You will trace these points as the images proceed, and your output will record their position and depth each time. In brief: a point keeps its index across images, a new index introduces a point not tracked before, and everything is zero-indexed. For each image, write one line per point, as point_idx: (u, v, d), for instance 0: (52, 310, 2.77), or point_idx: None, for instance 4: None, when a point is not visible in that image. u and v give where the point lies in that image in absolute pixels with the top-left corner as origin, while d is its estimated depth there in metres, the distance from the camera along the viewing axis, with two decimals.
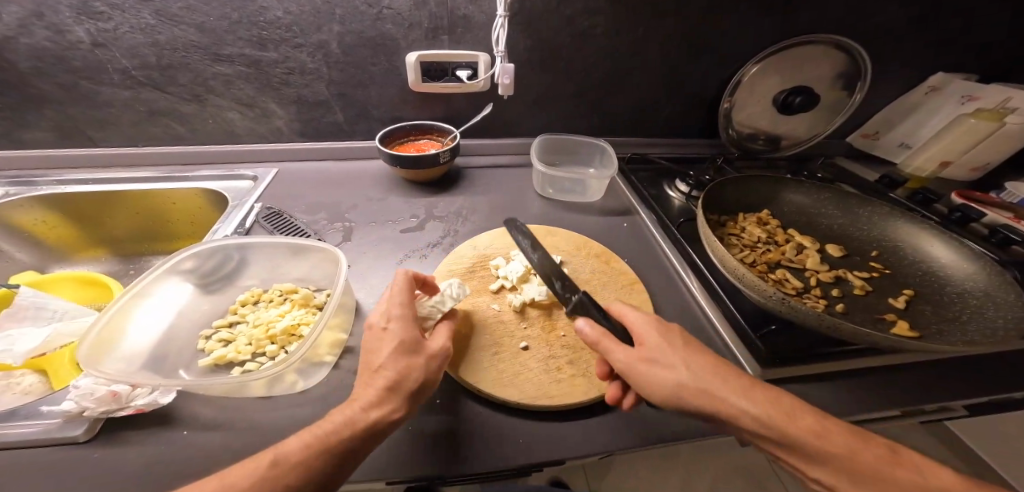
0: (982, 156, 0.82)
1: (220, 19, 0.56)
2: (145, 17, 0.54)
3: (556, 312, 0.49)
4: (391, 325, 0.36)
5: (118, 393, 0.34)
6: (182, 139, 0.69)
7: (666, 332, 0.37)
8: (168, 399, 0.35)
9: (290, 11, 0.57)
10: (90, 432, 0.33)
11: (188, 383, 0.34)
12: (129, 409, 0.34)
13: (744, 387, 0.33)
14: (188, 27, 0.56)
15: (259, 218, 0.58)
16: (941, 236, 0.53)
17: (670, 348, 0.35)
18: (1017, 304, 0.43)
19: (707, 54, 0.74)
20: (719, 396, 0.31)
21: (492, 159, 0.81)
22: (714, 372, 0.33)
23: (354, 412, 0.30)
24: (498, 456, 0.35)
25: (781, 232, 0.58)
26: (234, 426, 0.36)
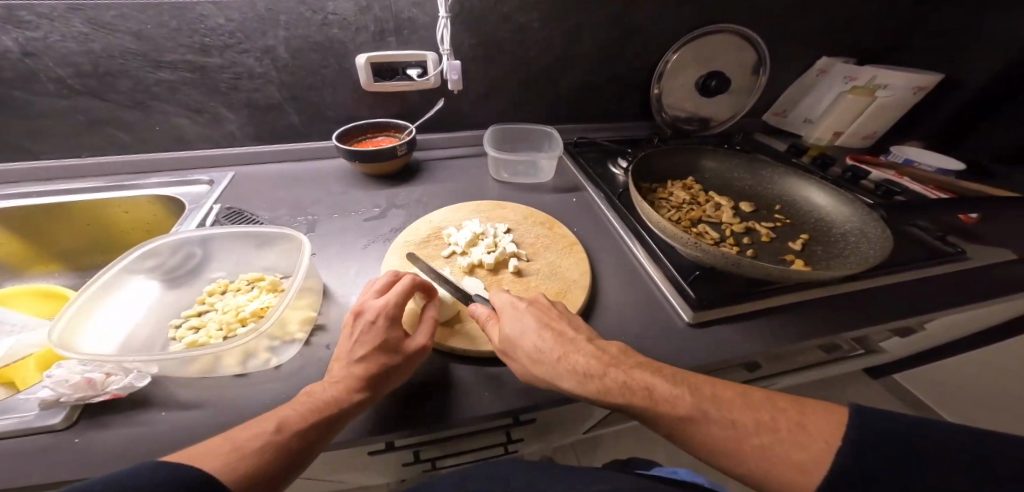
0: (866, 127, 0.96)
1: (158, 26, 0.58)
2: (76, 26, 0.55)
3: (502, 272, 0.55)
4: (380, 321, 0.40)
5: (94, 380, 0.38)
6: (127, 146, 0.69)
7: (521, 318, 0.42)
8: (144, 382, 0.40)
9: (232, 18, 0.60)
10: (68, 420, 0.37)
11: (169, 356, 0.39)
12: (106, 395, 0.38)
13: (577, 358, 0.38)
14: (124, 35, 0.57)
15: (219, 217, 0.61)
16: (828, 188, 0.63)
17: (512, 337, 0.40)
18: (883, 236, 0.52)
19: (633, 45, 0.83)
20: (547, 375, 0.38)
21: (449, 151, 0.85)
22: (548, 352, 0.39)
23: (341, 394, 0.36)
24: (467, 409, 0.40)
25: (702, 194, 0.66)
26: (214, 403, 0.40)
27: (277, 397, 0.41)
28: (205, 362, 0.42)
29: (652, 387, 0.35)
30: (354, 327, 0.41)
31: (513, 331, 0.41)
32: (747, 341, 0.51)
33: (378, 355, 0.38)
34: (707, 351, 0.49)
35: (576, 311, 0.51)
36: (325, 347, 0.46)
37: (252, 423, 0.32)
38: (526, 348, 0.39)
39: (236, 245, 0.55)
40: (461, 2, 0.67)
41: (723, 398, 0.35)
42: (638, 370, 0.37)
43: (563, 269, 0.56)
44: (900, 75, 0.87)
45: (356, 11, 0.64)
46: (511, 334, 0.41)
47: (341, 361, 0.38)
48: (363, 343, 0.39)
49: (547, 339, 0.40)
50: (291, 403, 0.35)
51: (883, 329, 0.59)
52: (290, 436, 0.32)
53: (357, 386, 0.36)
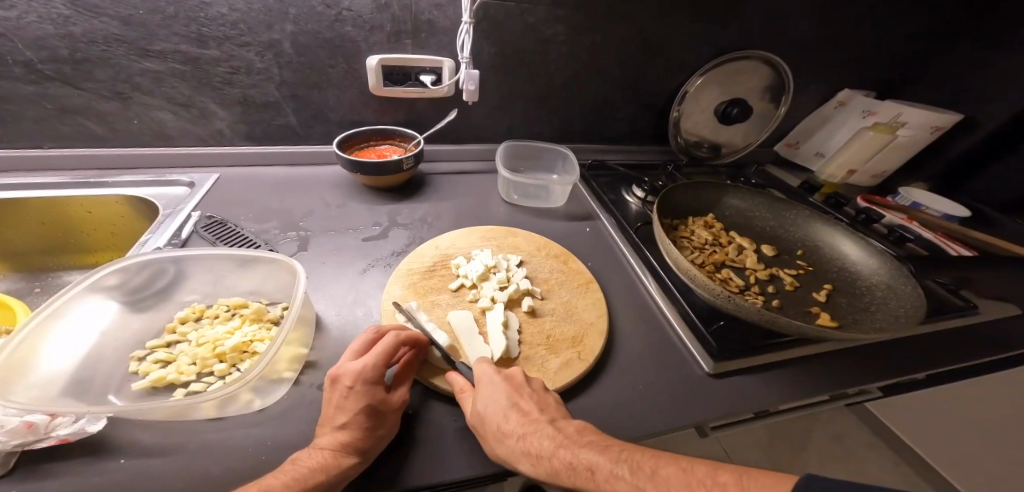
0: (878, 166, 0.96)
1: (151, 12, 0.51)
2: (57, 7, 0.48)
3: (513, 312, 0.51)
4: (358, 384, 0.35)
5: (36, 424, 0.31)
6: (99, 140, 0.61)
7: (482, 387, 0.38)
8: (98, 427, 0.34)
9: (236, 8, 0.53)
10: (2, 468, 0.31)
11: (125, 409, 0.32)
12: (50, 441, 0.31)
13: (510, 458, 0.34)
14: (111, 20, 0.50)
15: (198, 227, 0.54)
16: (852, 236, 0.61)
17: (474, 412, 0.36)
18: (913, 294, 0.50)
19: (660, 66, 0.79)
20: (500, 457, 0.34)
21: (456, 166, 0.80)
22: (497, 425, 0.35)
23: (325, 462, 0.30)
24: (481, 467, 0.36)
25: (724, 234, 0.63)
26: (181, 450, 0.34)
27: (265, 447, 0.35)
28: (172, 410, 0.35)
29: (590, 462, 0.31)
30: (330, 393, 0.35)
31: (477, 406, 0.37)
32: (775, 396, 0.48)
33: (363, 416, 0.33)
34: (735, 405, 0.45)
35: (595, 360, 0.46)
36: (316, 388, 0.41)
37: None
38: (491, 425, 0.35)
39: (215, 264, 0.48)
40: (487, 9, 0.63)
41: (666, 477, 0.29)
42: (584, 448, 0.32)
43: (578, 309, 0.53)
44: (920, 113, 0.87)
45: (372, 10, 0.58)
46: (477, 409, 0.36)
47: (322, 429, 0.33)
48: (346, 408, 0.34)
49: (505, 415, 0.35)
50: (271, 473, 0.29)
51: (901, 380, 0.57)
52: None
53: (345, 450, 0.31)
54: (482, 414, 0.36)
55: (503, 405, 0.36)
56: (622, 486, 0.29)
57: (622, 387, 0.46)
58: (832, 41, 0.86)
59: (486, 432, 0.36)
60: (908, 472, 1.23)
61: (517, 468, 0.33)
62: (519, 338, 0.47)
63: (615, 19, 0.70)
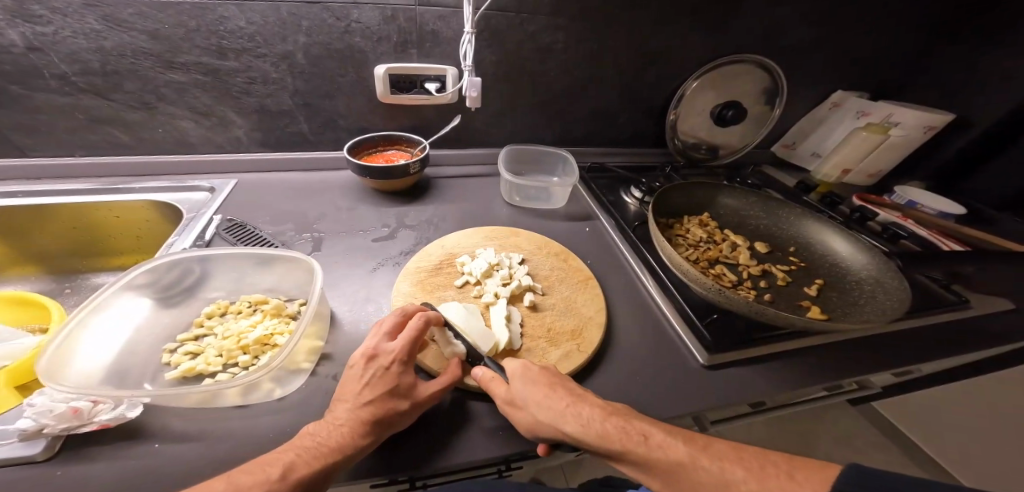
0: (873, 165, 0.98)
1: (174, 26, 0.55)
2: (90, 23, 0.52)
3: (515, 307, 0.53)
4: (393, 366, 0.38)
5: (80, 410, 0.34)
6: (126, 148, 0.65)
7: (528, 368, 0.41)
8: (135, 413, 0.37)
9: (252, 21, 0.57)
10: (50, 450, 0.34)
11: (160, 393, 0.36)
12: (93, 425, 0.35)
13: (557, 427, 0.36)
14: (138, 34, 0.54)
15: (220, 230, 0.58)
16: (842, 233, 0.63)
17: (521, 384, 0.39)
18: (899, 288, 0.53)
19: (657, 70, 0.82)
20: (547, 421, 0.36)
21: (461, 170, 0.83)
22: (550, 394, 0.38)
23: (343, 439, 0.33)
24: (485, 449, 0.39)
25: (718, 232, 0.66)
26: (212, 435, 0.37)
27: (287, 431, 0.38)
28: (203, 395, 0.38)
29: (645, 430, 0.35)
30: (367, 369, 0.38)
31: (526, 380, 0.40)
32: (766, 385, 0.50)
33: (389, 400, 0.36)
34: (727, 396, 0.48)
35: (593, 352, 0.49)
36: (332, 378, 0.44)
37: (255, 468, 0.30)
38: (540, 394, 0.38)
39: (237, 263, 0.52)
40: (488, 19, 0.66)
41: (717, 450, 0.33)
42: (634, 419, 0.36)
43: (577, 304, 0.55)
44: (912, 114, 0.89)
45: (380, 21, 0.62)
46: (522, 384, 0.39)
47: (349, 402, 0.36)
48: (375, 387, 0.37)
49: (558, 389, 0.39)
50: (293, 444, 0.32)
51: (892, 374, 0.59)
52: (291, 485, 0.29)
53: (362, 431, 0.34)
54: (524, 392, 0.38)
55: (545, 387, 0.39)
56: (676, 450, 0.33)
57: (618, 376, 0.48)
58: (826, 44, 0.88)
59: (524, 409, 0.38)
60: (914, 470, 1.23)
61: (564, 427, 0.35)
62: (521, 332, 0.50)
63: (611, 26, 0.73)
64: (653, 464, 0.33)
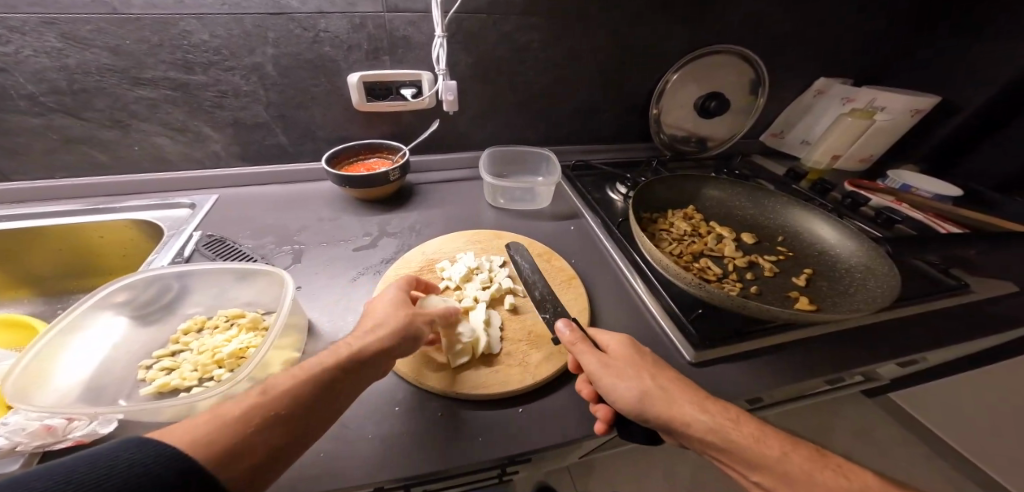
0: (864, 150, 0.96)
1: (137, 42, 0.55)
2: (50, 41, 0.52)
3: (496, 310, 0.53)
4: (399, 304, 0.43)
5: (54, 426, 0.34)
6: (106, 168, 0.65)
7: (641, 352, 0.40)
8: (109, 428, 0.37)
9: (216, 34, 0.57)
10: (27, 467, 0.34)
11: (130, 409, 0.35)
12: (68, 441, 0.35)
13: (688, 410, 0.34)
14: (100, 51, 0.54)
15: (199, 246, 0.57)
16: (829, 220, 0.62)
17: (639, 364, 0.38)
18: (889, 275, 0.51)
19: (635, 64, 0.81)
20: (674, 404, 0.35)
21: (444, 174, 0.83)
22: (678, 384, 0.37)
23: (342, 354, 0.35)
24: (461, 457, 0.37)
25: (703, 225, 0.65)
26: None
27: None
28: (178, 410, 0.38)
29: (791, 441, 0.33)
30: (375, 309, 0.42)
31: (643, 361, 0.39)
32: (758, 379, 0.48)
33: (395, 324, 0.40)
34: (717, 393, 0.46)
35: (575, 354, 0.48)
36: None
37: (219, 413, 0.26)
38: (665, 379, 0.37)
39: (213, 278, 0.51)
40: (459, 22, 0.66)
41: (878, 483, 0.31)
42: (771, 428, 0.34)
43: (559, 305, 0.54)
44: (898, 99, 0.87)
45: (349, 29, 0.62)
46: (637, 364, 0.38)
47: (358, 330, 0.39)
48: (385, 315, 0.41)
49: (682, 380, 0.38)
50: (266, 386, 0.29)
51: (894, 363, 0.57)
52: (285, 396, 0.29)
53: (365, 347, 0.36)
54: (643, 369, 0.38)
55: (667, 375, 0.38)
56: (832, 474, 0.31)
57: None
58: (808, 29, 0.86)
59: (638, 382, 0.36)
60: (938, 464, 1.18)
61: (699, 416, 0.34)
62: (502, 335, 0.49)
63: (584, 22, 0.72)
64: (799, 478, 0.31)
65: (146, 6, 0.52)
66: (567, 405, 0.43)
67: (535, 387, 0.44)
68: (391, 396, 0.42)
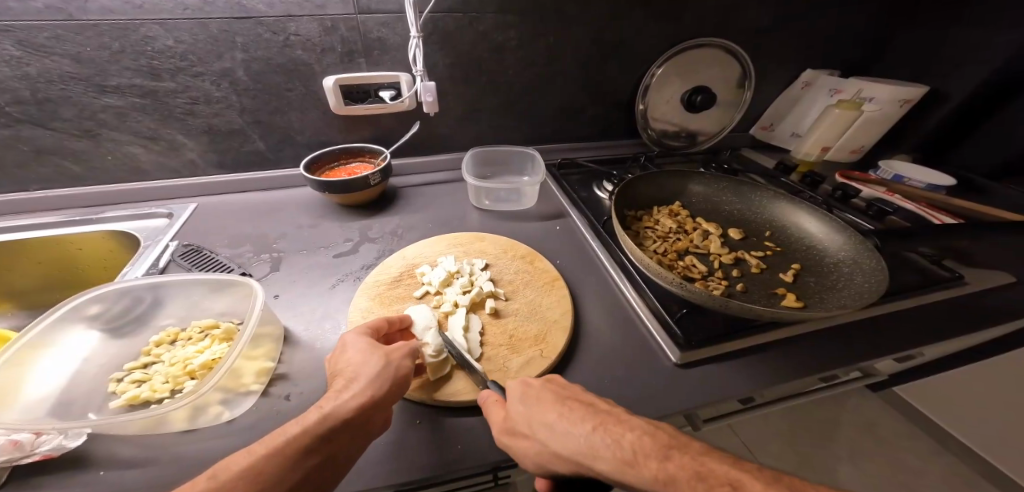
0: (855, 141, 0.95)
1: (98, 48, 0.53)
2: (7, 49, 0.51)
3: (477, 315, 0.52)
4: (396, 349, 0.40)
5: (20, 441, 0.33)
6: (80, 179, 0.64)
7: (532, 392, 0.37)
8: (78, 441, 0.35)
9: (181, 39, 0.56)
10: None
11: (98, 423, 0.33)
12: (34, 457, 0.33)
13: (588, 466, 0.31)
14: (61, 58, 0.53)
15: (174, 256, 0.56)
16: (816, 214, 0.61)
17: (530, 411, 0.35)
18: (877, 269, 0.50)
19: (617, 59, 0.80)
20: (574, 457, 0.32)
21: (428, 177, 0.82)
22: (573, 425, 0.33)
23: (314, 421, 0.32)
24: (437, 466, 0.36)
25: (689, 221, 0.64)
26: (156, 461, 0.35)
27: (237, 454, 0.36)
28: (149, 422, 0.36)
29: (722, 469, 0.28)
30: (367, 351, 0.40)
31: (534, 407, 0.35)
32: (748, 378, 0.47)
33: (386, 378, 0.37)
34: (705, 393, 0.45)
35: (556, 357, 0.47)
36: (285, 399, 0.41)
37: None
38: (557, 423, 0.34)
39: (186, 290, 0.50)
40: (434, 22, 0.65)
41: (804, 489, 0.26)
42: (685, 449, 0.30)
43: (542, 307, 0.53)
44: (885, 88, 0.86)
45: (320, 32, 0.61)
46: (528, 413, 0.35)
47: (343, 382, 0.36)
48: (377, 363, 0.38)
49: (576, 415, 0.34)
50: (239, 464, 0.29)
51: (891, 357, 0.55)
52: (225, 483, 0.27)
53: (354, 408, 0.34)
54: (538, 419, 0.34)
55: (558, 413, 0.34)
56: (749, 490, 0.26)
57: (584, 381, 0.46)
58: (792, 18, 0.85)
59: (532, 436, 0.34)
60: (944, 457, 1.16)
61: (596, 466, 0.30)
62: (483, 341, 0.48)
63: (561, 17, 0.71)
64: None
65: (105, 12, 0.51)
66: None
67: None
68: None
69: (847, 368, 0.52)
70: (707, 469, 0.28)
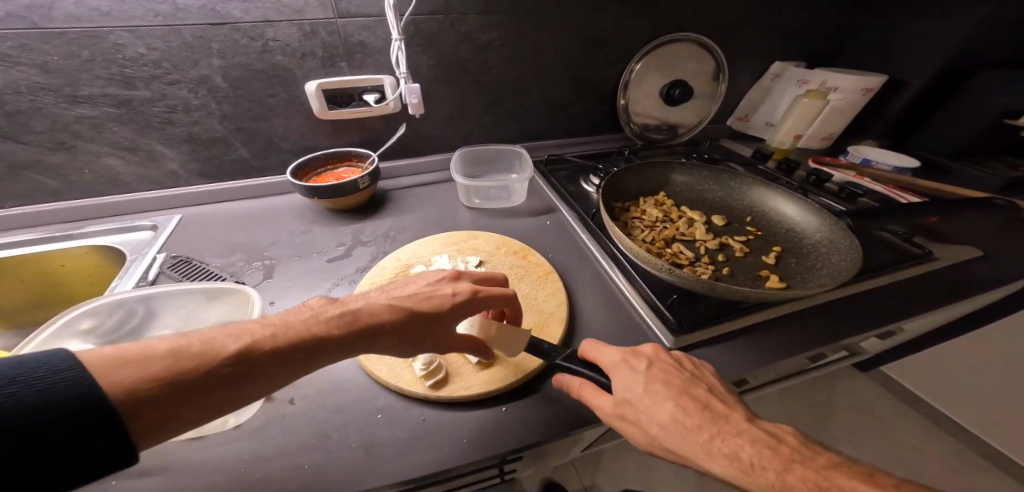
0: (826, 128, 0.99)
1: (67, 57, 0.52)
2: None
3: None
4: (454, 300, 0.40)
5: None
6: (57, 194, 0.62)
7: (640, 381, 0.37)
8: None
9: (154, 47, 0.55)
10: None
11: None
12: None
13: (696, 463, 0.32)
14: (28, 68, 0.51)
15: (164, 268, 0.55)
16: (793, 198, 0.64)
17: (636, 402, 0.36)
18: (851, 248, 0.53)
19: (595, 55, 0.82)
20: (683, 454, 0.33)
21: (417, 178, 0.82)
22: (683, 426, 0.34)
23: (323, 332, 0.33)
24: (447, 459, 0.37)
25: (675, 210, 0.66)
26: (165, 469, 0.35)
27: (249, 458, 0.36)
28: None
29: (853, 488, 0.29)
30: (427, 289, 0.41)
31: (640, 399, 0.36)
32: (738, 359, 0.49)
33: (417, 320, 0.38)
34: None
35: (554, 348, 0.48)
36: (290, 403, 0.41)
37: (150, 355, 0.26)
38: (667, 420, 0.35)
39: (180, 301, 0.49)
40: (416, 24, 0.65)
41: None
42: (807, 468, 0.30)
43: (537, 300, 0.55)
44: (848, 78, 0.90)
45: (300, 37, 0.61)
46: (633, 402, 0.36)
47: (388, 306, 0.38)
48: (425, 302, 0.39)
49: (689, 415, 0.34)
50: (202, 340, 0.28)
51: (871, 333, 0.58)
52: (228, 359, 0.28)
53: (359, 331, 0.35)
54: (648, 414, 0.35)
55: (670, 407, 0.35)
56: None
57: None
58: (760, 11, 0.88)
59: (638, 425, 0.35)
60: (924, 426, 1.22)
61: (708, 467, 0.32)
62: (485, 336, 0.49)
63: (540, 16, 0.72)
64: None
65: (71, 20, 0.50)
66: (555, 401, 0.42)
67: (518, 384, 0.43)
68: (372, 404, 0.41)
69: (830, 344, 0.55)
70: (831, 483, 0.29)
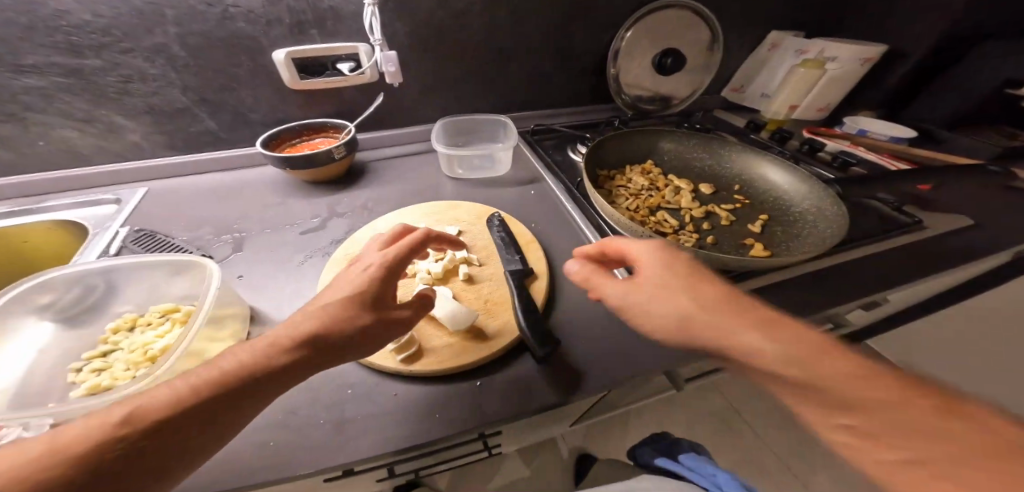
0: (822, 99, 0.96)
1: (3, 24, 0.48)
2: None
3: (451, 282, 0.50)
4: (374, 267, 0.36)
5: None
6: (13, 168, 0.59)
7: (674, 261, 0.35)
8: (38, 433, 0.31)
9: (101, 14, 0.51)
10: None
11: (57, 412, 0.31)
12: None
13: (709, 320, 0.30)
14: None
15: (127, 241, 0.53)
16: (783, 166, 0.62)
17: (665, 271, 0.34)
18: (837, 216, 0.51)
19: (581, 22, 0.78)
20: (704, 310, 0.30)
21: (398, 150, 0.79)
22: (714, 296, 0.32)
23: (306, 333, 0.29)
24: (419, 434, 0.35)
25: (661, 178, 0.64)
26: None
27: None
28: None
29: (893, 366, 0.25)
30: (354, 268, 0.38)
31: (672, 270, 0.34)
32: None
33: (356, 299, 0.33)
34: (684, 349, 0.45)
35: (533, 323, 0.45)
36: None
37: (121, 415, 0.22)
38: (694, 286, 0.32)
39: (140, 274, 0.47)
40: None
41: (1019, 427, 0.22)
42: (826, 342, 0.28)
43: None
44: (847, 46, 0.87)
45: (263, 2, 0.57)
46: (656, 269, 0.34)
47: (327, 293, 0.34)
48: (352, 280, 0.35)
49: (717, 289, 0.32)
50: (175, 384, 0.25)
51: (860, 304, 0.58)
52: (220, 394, 0.25)
53: (327, 322, 0.31)
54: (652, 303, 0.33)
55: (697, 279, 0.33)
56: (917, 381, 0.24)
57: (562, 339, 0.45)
58: None
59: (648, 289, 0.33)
60: None
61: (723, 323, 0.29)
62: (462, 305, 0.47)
63: None
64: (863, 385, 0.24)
65: None
66: (533, 376, 0.41)
67: (494, 358, 0.42)
68: (342, 379, 0.40)
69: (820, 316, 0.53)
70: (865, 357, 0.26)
